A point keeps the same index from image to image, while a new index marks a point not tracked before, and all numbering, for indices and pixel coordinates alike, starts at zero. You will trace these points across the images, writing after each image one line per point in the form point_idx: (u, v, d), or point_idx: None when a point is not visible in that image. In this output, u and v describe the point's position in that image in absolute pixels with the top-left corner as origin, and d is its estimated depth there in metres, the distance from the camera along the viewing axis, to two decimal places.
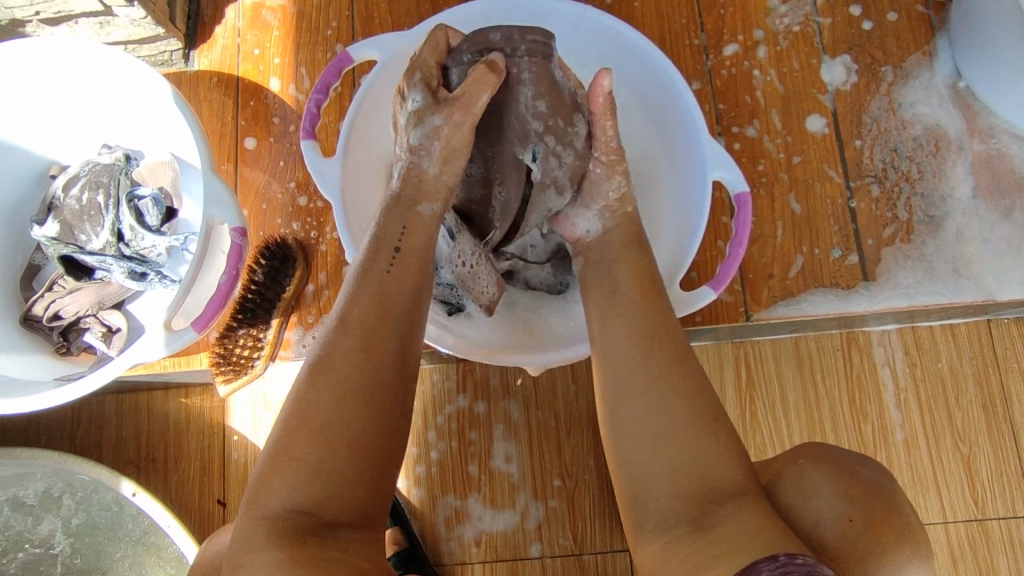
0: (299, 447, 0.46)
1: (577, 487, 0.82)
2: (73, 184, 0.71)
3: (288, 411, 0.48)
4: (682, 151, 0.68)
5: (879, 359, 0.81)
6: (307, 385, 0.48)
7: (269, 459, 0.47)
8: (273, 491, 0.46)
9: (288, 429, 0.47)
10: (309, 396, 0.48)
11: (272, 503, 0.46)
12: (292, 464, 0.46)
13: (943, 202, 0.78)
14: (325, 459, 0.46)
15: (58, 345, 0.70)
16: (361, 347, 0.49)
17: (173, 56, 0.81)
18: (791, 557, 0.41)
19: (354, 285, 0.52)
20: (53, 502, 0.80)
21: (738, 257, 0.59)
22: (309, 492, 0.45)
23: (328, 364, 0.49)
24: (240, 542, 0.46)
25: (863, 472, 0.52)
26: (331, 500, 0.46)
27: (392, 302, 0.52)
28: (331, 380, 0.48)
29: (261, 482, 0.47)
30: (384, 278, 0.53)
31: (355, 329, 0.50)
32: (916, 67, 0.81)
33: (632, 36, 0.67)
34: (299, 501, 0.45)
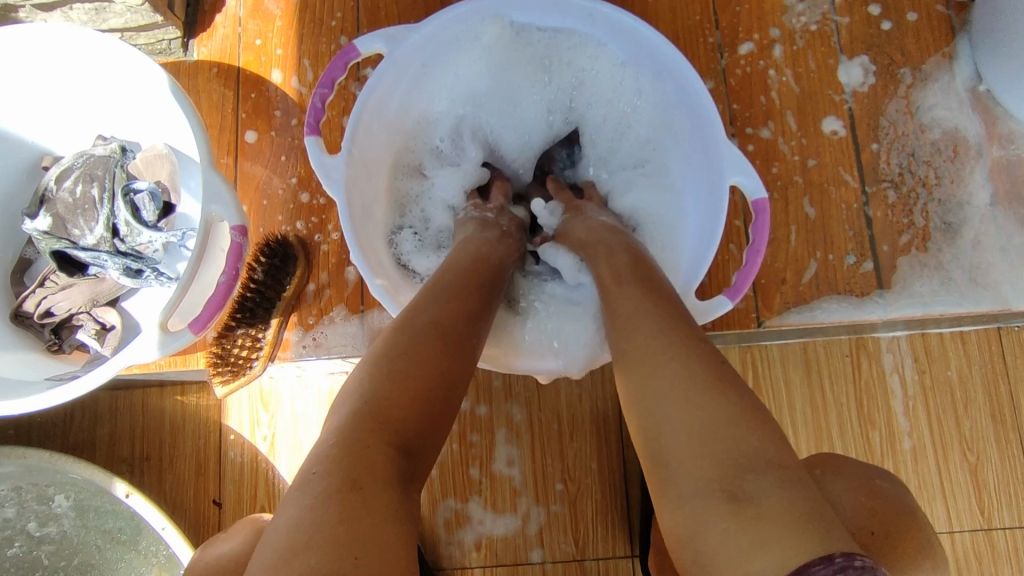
0: (422, 388, 0.44)
1: (579, 493, 0.81)
2: (66, 176, 0.68)
3: (408, 347, 0.45)
4: (702, 158, 0.65)
5: (888, 367, 0.80)
6: (418, 329, 0.47)
7: (376, 387, 0.43)
8: (383, 419, 0.41)
9: (411, 364, 0.44)
10: (421, 336, 0.47)
11: (381, 431, 0.40)
12: (403, 394, 0.43)
13: (960, 208, 0.77)
14: (431, 399, 0.44)
15: (50, 343, 0.67)
16: (470, 313, 0.51)
17: (171, 45, 0.79)
18: (849, 560, 0.34)
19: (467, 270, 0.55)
20: (43, 500, 0.78)
21: (755, 264, 0.58)
22: (414, 428, 0.42)
23: (450, 324, 0.49)
24: (338, 465, 0.38)
25: (879, 485, 0.51)
26: (425, 446, 0.43)
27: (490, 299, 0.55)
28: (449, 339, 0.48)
29: (365, 408, 0.42)
30: (482, 263, 0.57)
31: (468, 308, 0.51)
32: (936, 69, 0.79)
33: (648, 34, 0.64)
34: (403, 438, 0.41)
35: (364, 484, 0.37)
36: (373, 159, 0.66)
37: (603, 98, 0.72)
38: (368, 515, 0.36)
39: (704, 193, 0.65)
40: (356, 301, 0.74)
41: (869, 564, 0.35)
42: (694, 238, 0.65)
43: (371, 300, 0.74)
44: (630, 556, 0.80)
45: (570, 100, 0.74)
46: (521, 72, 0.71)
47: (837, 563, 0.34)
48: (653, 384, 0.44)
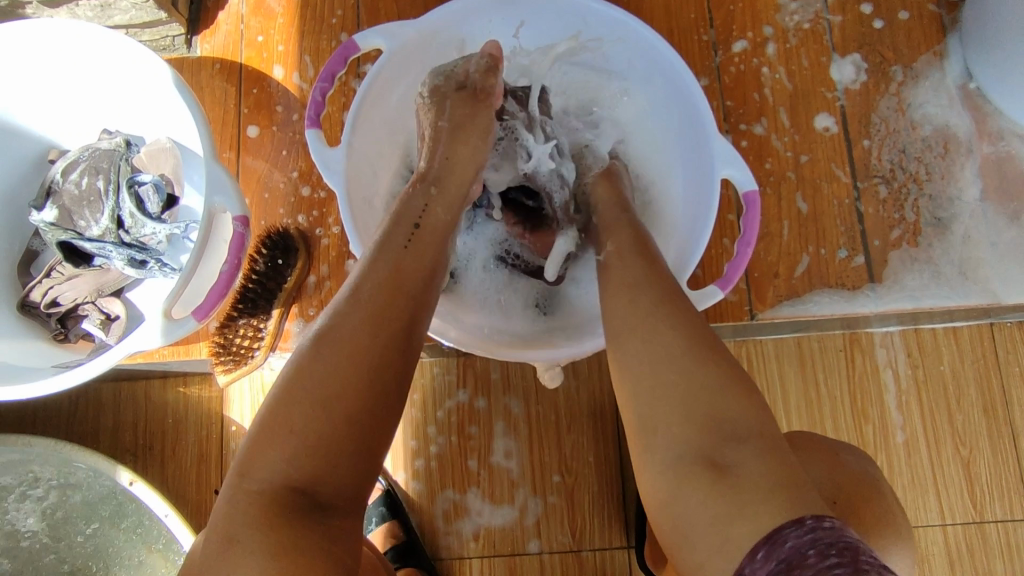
0: (304, 422, 0.42)
1: (576, 484, 0.82)
2: (73, 169, 0.70)
3: (290, 378, 0.43)
4: (694, 152, 0.66)
5: (881, 361, 0.81)
6: (303, 354, 0.44)
7: (258, 430, 0.43)
8: (262, 465, 0.42)
9: (293, 397, 0.42)
10: (307, 364, 0.43)
11: (263, 479, 0.41)
12: (282, 434, 0.42)
13: (950, 204, 0.78)
14: (322, 436, 0.42)
15: (56, 332, 0.69)
16: (381, 319, 0.46)
17: (175, 41, 0.80)
18: (819, 521, 0.38)
19: (370, 258, 0.48)
20: (48, 489, 0.79)
21: (746, 256, 0.59)
22: (305, 467, 0.41)
23: (339, 333, 0.44)
24: (221, 522, 0.41)
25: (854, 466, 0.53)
26: (329, 479, 0.42)
27: (406, 279, 0.48)
28: (339, 352, 0.44)
29: (248, 453, 0.42)
30: (401, 252, 0.49)
31: (365, 304, 0.46)
32: (926, 67, 0.80)
33: (642, 31, 0.65)
34: (293, 476, 0.41)
35: (239, 538, 0.40)
36: (369, 153, 0.67)
37: (601, 90, 0.73)
38: (236, 570, 0.39)
39: (697, 186, 0.66)
40: None
41: (839, 524, 0.38)
42: (688, 229, 0.66)
43: None
44: (626, 547, 0.81)
45: (586, 81, 0.74)
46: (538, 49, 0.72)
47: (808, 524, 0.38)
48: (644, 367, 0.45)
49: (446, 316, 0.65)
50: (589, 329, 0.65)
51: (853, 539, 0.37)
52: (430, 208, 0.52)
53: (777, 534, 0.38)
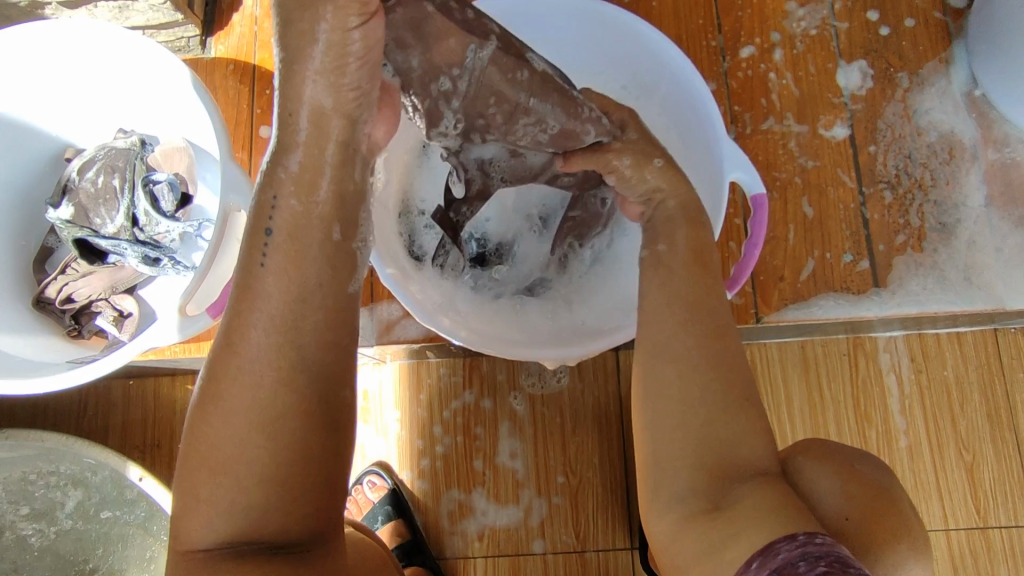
0: (210, 472, 0.39)
1: (581, 485, 0.82)
2: (88, 167, 0.71)
3: (190, 435, 0.40)
4: (704, 159, 0.67)
5: (885, 365, 0.81)
6: (206, 406, 0.39)
7: (184, 488, 0.40)
8: (197, 524, 0.39)
9: (192, 453, 0.39)
10: (213, 417, 0.39)
11: (199, 540, 0.39)
12: (207, 491, 0.39)
13: (955, 209, 0.79)
14: (235, 480, 0.38)
15: (70, 328, 0.70)
16: (271, 358, 0.39)
17: (190, 43, 0.81)
18: (811, 537, 0.39)
19: (233, 297, 0.41)
20: (56, 484, 0.80)
21: (753, 257, 0.60)
22: (242, 518, 0.39)
23: (218, 377, 0.39)
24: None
25: (862, 469, 0.52)
26: (273, 521, 0.39)
27: (280, 303, 0.40)
28: (227, 396, 0.39)
29: (183, 513, 0.40)
30: (265, 279, 0.40)
31: (236, 341, 0.39)
32: (932, 74, 0.81)
33: (654, 36, 0.66)
34: (224, 527, 0.39)
35: None
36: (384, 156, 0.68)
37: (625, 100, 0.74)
38: None
39: (704, 190, 0.67)
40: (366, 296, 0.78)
41: (830, 540, 0.39)
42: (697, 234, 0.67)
43: (382, 292, 0.78)
44: (630, 548, 0.81)
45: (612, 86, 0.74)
46: (569, 55, 0.73)
47: (799, 541, 0.40)
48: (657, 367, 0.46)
49: (456, 316, 0.65)
50: (601, 330, 0.65)
51: (844, 553, 0.38)
52: (282, 202, 0.41)
53: (771, 548, 0.39)
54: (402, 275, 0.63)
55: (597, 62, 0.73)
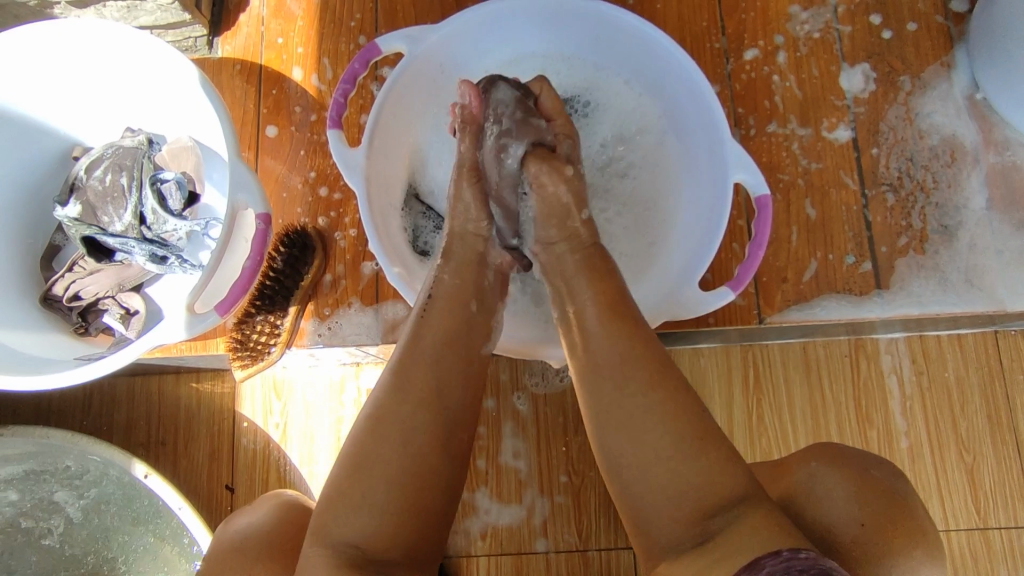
0: (360, 481, 0.48)
1: (583, 485, 0.83)
2: (96, 166, 0.71)
3: (349, 451, 0.50)
4: (708, 157, 0.68)
5: (886, 367, 0.82)
6: (364, 431, 0.50)
7: (326, 500, 0.49)
8: (331, 530, 0.47)
9: (350, 466, 0.49)
10: (365, 438, 0.50)
11: (334, 540, 0.47)
12: (349, 503, 0.47)
13: (957, 212, 0.79)
14: (380, 496, 0.48)
15: (77, 325, 0.70)
16: (429, 402, 0.51)
17: (197, 42, 0.82)
18: (794, 552, 0.41)
19: (405, 347, 0.54)
20: (61, 482, 0.80)
21: (757, 258, 0.60)
22: (368, 529, 0.47)
23: (385, 407, 0.50)
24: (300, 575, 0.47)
25: (877, 474, 0.52)
26: (388, 539, 0.47)
27: (443, 363, 0.53)
28: (391, 423, 0.50)
29: (324, 517, 0.48)
30: (433, 343, 0.54)
31: (407, 383, 0.51)
32: (934, 77, 0.81)
33: (659, 37, 0.67)
34: (359, 534, 0.47)
35: None
36: (389, 156, 0.69)
37: (627, 101, 0.74)
38: None
39: (710, 190, 0.67)
40: (371, 293, 0.76)
41: (815, 555, 0.41)
42: (702, 228, 0.67)
43: (386, 292, 0.76)
44: (631, 548, 0.82)
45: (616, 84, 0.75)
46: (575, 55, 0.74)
47: (783, 556, 0.41)
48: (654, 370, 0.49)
49: None
50: None
51: (826, 565, 0.40)
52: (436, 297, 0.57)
53: (755, 564, 0.41)
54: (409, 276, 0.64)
55: (600, 61, 0.74)
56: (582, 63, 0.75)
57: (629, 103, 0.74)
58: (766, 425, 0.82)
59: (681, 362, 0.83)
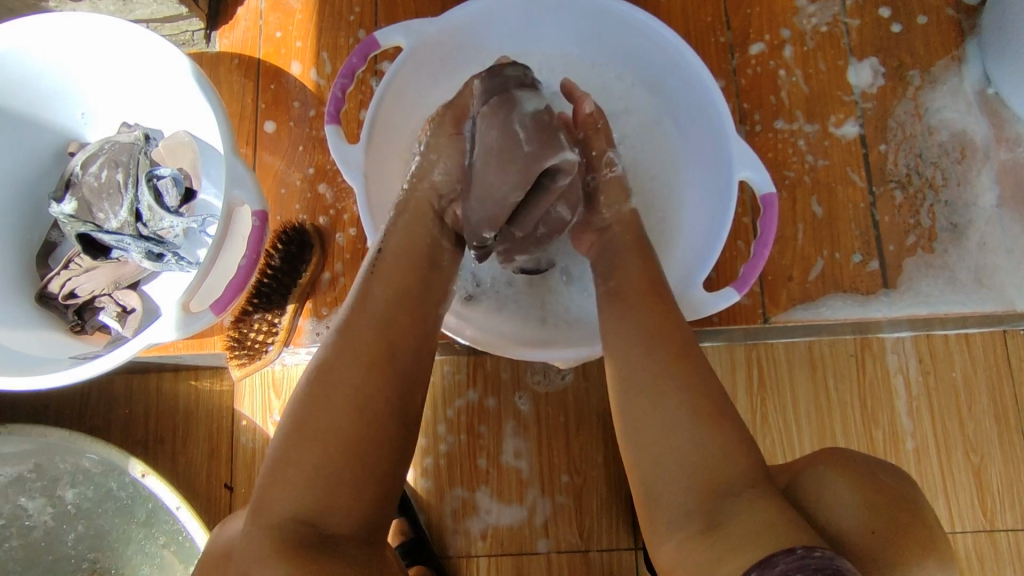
0: (299, 452, 0.45)
1: (585, 485, 0.82)
2: (92, 162, 0.70)
3: (285, 418, 0.47)
4: (711, 148, 0.67)
5: (892, 367, 0.81)
6: (301, 391, 0.48)
7: (269, 470, 0.46)
8: (274, 503, 0.44)
9: (287, 435, 0.46)
10: (306, 399, 0.47)
11: (273, 517, 0.44)
12: (291, 471, 0.45)
13: (966, 210, 0.78)
14: (322, 465, 0.45)
15: (73, 323, 0.70)
16: (373, 359, 0.49)
17: (194, 36, 0.81)
18: (809, 551, 0.39)
19: (350, 304, 0.52)
20: (58, 481, 0.80)
21: (762, 258, 0.59)
22: (314, 499, 0.44)
23: (326, 368, 0.48)
24: (242, 558, 0.44)
25: (885, 479, 0.51)
26: (336, 511, 0.44)
27: (386, 315, 0.52)
28: (329, 384, 0.47)
29: (262, 490, 0.45)
30: (375, 295, 0.53)
31: (349, 339, 0.50)
32: (944, 72, 0.80)
33: (662, 31, 0.66)
34: (302, 510, 0.44)
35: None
36: (388, 152, 0.68)
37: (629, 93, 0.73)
38: None
39: (715, 187, 0.67)
40: None
41: (829, 553, 0.40)
42: (708, 220, 0.67)
43: None
44: (633, 548, 0.81)
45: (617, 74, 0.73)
46: (576, 45, 0.73)
47: (798, 554, 0.39)
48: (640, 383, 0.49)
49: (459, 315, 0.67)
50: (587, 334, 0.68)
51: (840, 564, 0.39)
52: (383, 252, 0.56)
53: (768, 561, 0.40)
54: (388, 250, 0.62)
55: (601, 54, 0.73)
56: (584, 57, 0.73)
57: (629, 94, 0.73)
58: (769, 427, 0.81)
59: None
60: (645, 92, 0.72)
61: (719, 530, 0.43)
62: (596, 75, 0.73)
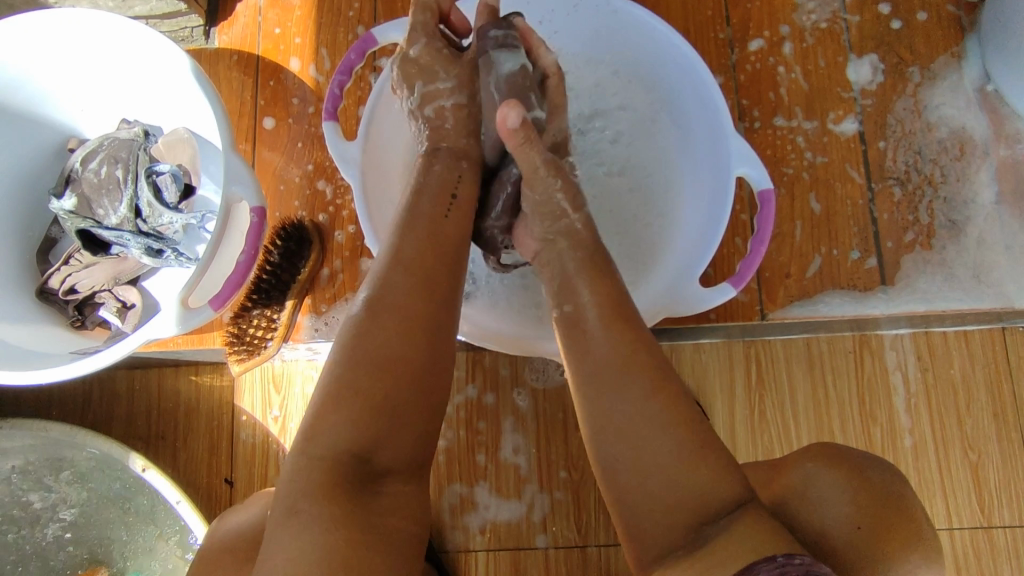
0: (363, 383, 0.46)
1: (583, 480, 0.82)
2: (91, 158, 0.71)
3: (345, 345, 0.48)
4: (708, 145, 0.67)
5: (891, 363, 0.81)
6: (364, 321, 0.48)
7: (319, 403, 0.46)
8: (324, 435, 0.45)
9: (350, 364, 0.46)
10: (372, 330, 0.48)
11: (329, 445, 0.45)
12: (342, 405, 0.46)
13: (965, 207, 0.78)
14: (384, 399, 0.46)
15: (73, 319, 0.70)
16: (438, 299, 0.50)
17: (194, 32, 0.82)
18: (789, 558, 0.41)
19: (414, 236, 0.53)
20: (60, 475, 0.81)
21: (759, 253, 0.60)
22: (370, 433, 0.46)
23: (395, 299, 0.49)
24: (292, 482, 0.44)
25: (874, 476, 0.51)
26: (387, 445, 0.46)
27: (450, 258, 0.53)
28: (396, 317, 0.48)
29: (319, 414, 0.46)
30: (442, 237, 0.54)
31: (416, 276, 0.50)
32: (944, 68, 0.80)
33: (658, 26, 0.66)
34: (358, 442, 0.45)
35: (301, 506, 0.43)
36: (385, 148, 0.68)
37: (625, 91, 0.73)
38: (282, 542, 0.42)
39: (712, 182, 0.67)
40: None
41: (808, 559, 0.41)
42: (706, 214, 0.67)
43: None
44: None
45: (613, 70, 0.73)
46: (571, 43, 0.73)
47: (778, 561, 0.41)
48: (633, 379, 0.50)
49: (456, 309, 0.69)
50: None
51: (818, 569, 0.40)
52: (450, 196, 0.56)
53: (749, 570, 0.41)
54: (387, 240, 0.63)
55: (597, 51, 0.73)
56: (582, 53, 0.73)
57: (626, 90, 0.73)
58: (767, 424, 0.81)
59: (684, 358, 0.82)
60: (642, 88, 0.72)
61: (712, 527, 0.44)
62: (595, 71, 0.73)
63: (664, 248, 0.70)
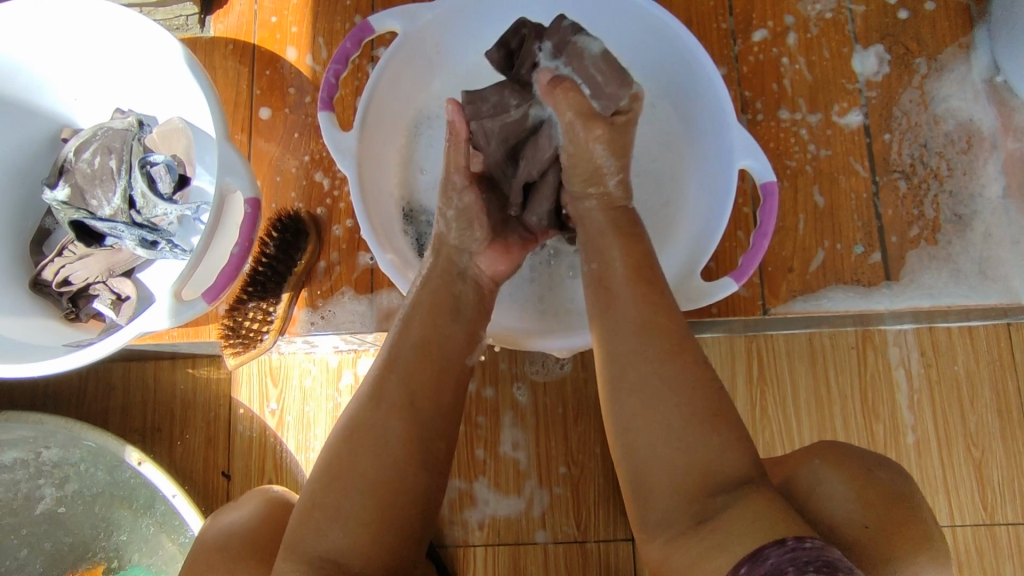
0: (332, 495, 0.47)
1: (582, 476, 0.82)
2: (84, 148, 0.70)
3: (323, 459, 0.49)
4: (709, 137, 0.66)
5: (893, 360, 0.80)
6: (339, 435, 0.49)
7: (302, 509, 0.48)
8: (309, 539, 0.46)
9: (322, 477, 0.48)
10: (345, 442, 0.49)
11: (305, 554, 0.46)
12: (326, 515, 0.46)
13: (971, 201, 0.77)
14: (353, 509, 0.46)
15: (67, 311, 0.69)
16: (412, 405, 0.50)
17: (188, 21, 0.79)
18: (799, 542, 0.40)
19: (394, 343, 0.53)
20: (56, 467, 0.80)
21: (762, 247, 0.59)
22: (342, 542, 0.46)
23: (365, 411, 0.49)
24: None
25: (878, 474, 0.50)
26: (360, 550, 0.46)
27: (429, 360, 0.52)
28: (366, 429, 0.49)
29: (297, 527, 0.47)
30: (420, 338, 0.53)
31: (389, 386, 0.50)
32: (951, 60, 0.78)
33: (659, 14, 0.64)
34: (331, 550, 0.46)
35: None
36: (382, 139, 0.67)
37: None
38: None
39: (713, 175, 0.66)
40: (365, 284, 0.74)
41: (819, 544, 0.40)
42: (708, 207, 0.66)
43: (381, 280, 0.74)
44: (630, 540, 0.81)
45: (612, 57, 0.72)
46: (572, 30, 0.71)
47: (788, 546, 0.40)
48: (634, 374, 0.49)
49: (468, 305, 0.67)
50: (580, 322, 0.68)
51: (831, 557, 0.39)
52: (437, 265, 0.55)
53: (759, 554, 0.40)
54: (380, 238, 0.62)
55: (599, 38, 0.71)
56: None
57: None
58: (769, 422, 0.80)
59: None
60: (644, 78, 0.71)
61: (713, 523, 0.43)
62: None
63: (667, 239, 0.69)
